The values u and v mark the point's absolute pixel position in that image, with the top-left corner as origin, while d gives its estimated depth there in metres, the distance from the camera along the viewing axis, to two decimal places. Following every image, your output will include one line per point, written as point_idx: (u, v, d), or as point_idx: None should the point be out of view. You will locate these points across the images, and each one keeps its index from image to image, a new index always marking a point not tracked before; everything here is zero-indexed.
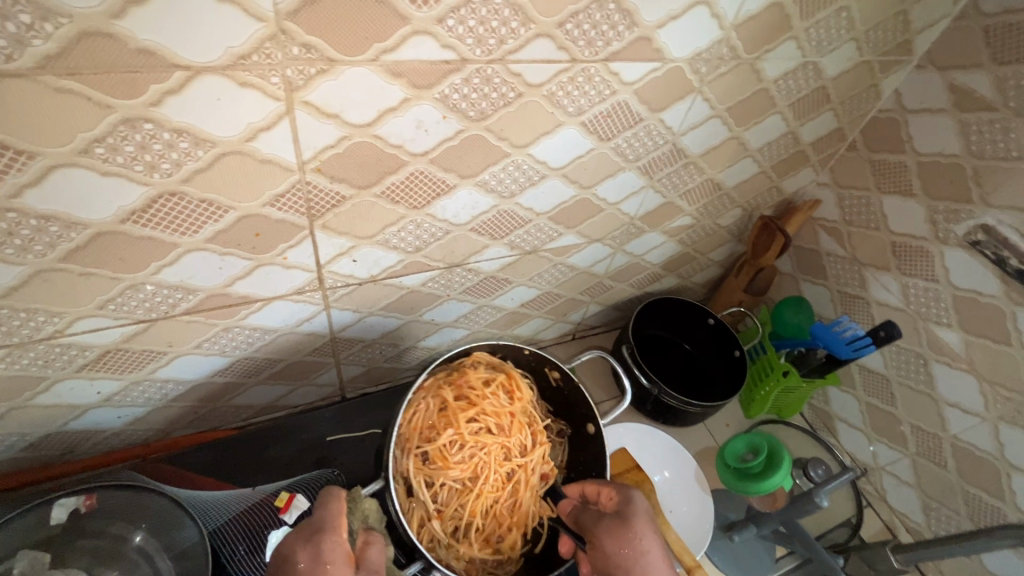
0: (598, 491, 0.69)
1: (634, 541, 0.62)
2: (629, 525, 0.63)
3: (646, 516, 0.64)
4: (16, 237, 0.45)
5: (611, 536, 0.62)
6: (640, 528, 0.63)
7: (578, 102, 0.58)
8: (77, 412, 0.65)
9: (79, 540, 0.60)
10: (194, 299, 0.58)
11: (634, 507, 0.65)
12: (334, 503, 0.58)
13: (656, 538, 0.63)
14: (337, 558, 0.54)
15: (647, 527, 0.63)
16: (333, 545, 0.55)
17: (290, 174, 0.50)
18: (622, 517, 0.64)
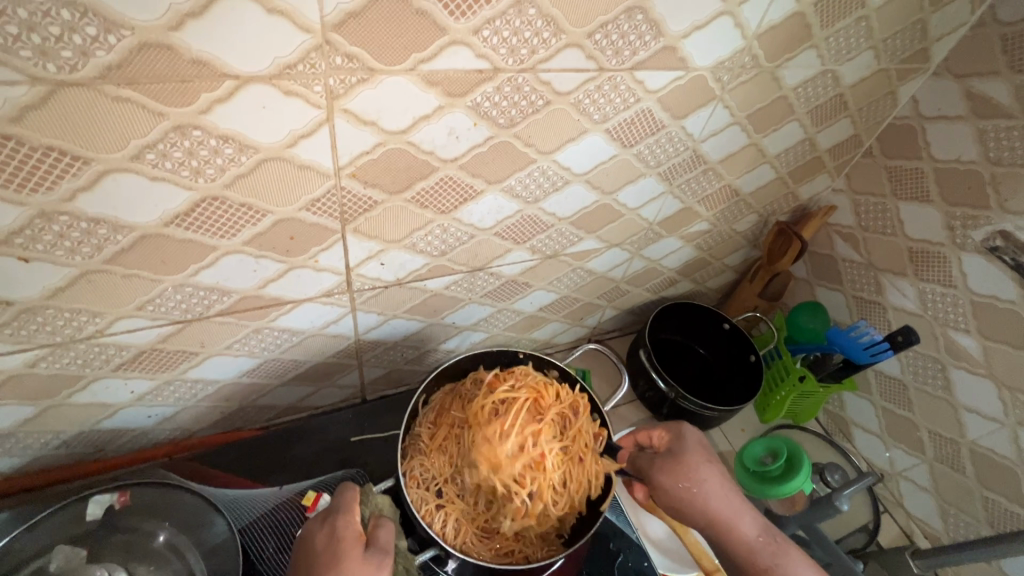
0: (649, 434, 0.73)
1: (692, 476, 0.66)
2: (686, 461, 0.67)
3: (700, 451, 0.68)
4: (66, 239, 0.46)
5: (670, 474, 0.67)
6: (695, 462, 0.67)
7: (603, 109, 0.59)
8: (110, 411, 0.67)
9: (114, 534, 0.61)
10: (228, 300, 0.60)
11: (688, 444, 0.69)
12: (348, 489, 0.61)
13: (713, 468, 0.67)
14: (349, 535, 0.57)
15: (703, 461, 0.67)
16: (343, 523, 0.57)
17: (326, 179, 0.52)
18: (676, 455, 0.68)
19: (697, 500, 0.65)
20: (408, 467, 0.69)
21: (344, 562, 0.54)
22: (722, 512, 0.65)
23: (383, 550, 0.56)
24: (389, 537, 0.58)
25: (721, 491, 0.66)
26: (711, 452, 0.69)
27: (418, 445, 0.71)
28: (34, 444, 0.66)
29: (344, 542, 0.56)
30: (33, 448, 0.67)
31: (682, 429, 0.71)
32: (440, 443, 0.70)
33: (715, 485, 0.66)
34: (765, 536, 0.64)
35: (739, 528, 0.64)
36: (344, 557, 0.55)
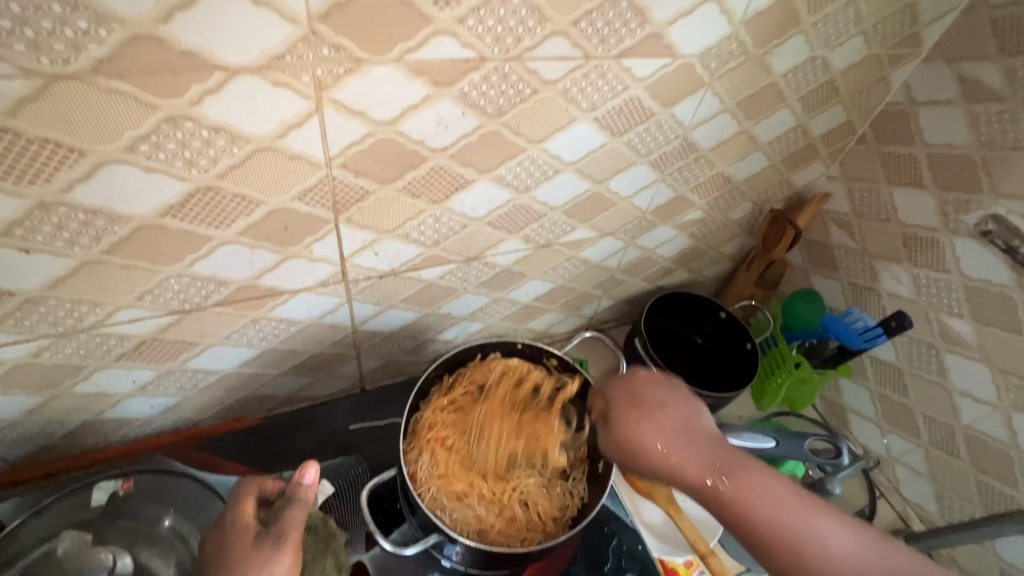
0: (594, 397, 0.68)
1: (625, 437, 0.62)
2: (619, 420, 0.63)
3: (630, 404, 0.63)
4: (64, 231, 0.47)
5: (611, 437, 0.64)
6: (627, 418, 0.63)
7: (591, 98, 0.60)
8: (114, 400, 0.68)
9: (117, 519, 0.62)
10: (225, 290, 0.61)
11: (618, 401, 0.64)
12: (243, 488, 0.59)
13: (643, 420, 0.62)
14: (244, 528, 0.55)
15: (632, 415, 0.62)
16: (237, 518, 0.56)
17: (318, 169, 0.53)
18: (614, 415, 0.64)
19: (639, 459, 0.61)
20: (412, 458, 0.67)
21: (236, 552, 0.52)
22: (666, 462, 0.59)
23: (280, 534, 0.52)
24: (292, 517, 0.53)
25: (661, 441, 0.60)
26: (643, 401, 0.63)
27: (419, 440, 0.68)
28: (40, 434, 0.68)
29: (238, 533, 0.54)
30: (40, 438, 0.68)
31: (616, 382, 0.66)
32: (439, 434, 0.68)
33: (651, 437, 0.61)
34: (719, 475, 0.57)
35: (687, 475, 0.58)
36: (237, 547, 0.53)
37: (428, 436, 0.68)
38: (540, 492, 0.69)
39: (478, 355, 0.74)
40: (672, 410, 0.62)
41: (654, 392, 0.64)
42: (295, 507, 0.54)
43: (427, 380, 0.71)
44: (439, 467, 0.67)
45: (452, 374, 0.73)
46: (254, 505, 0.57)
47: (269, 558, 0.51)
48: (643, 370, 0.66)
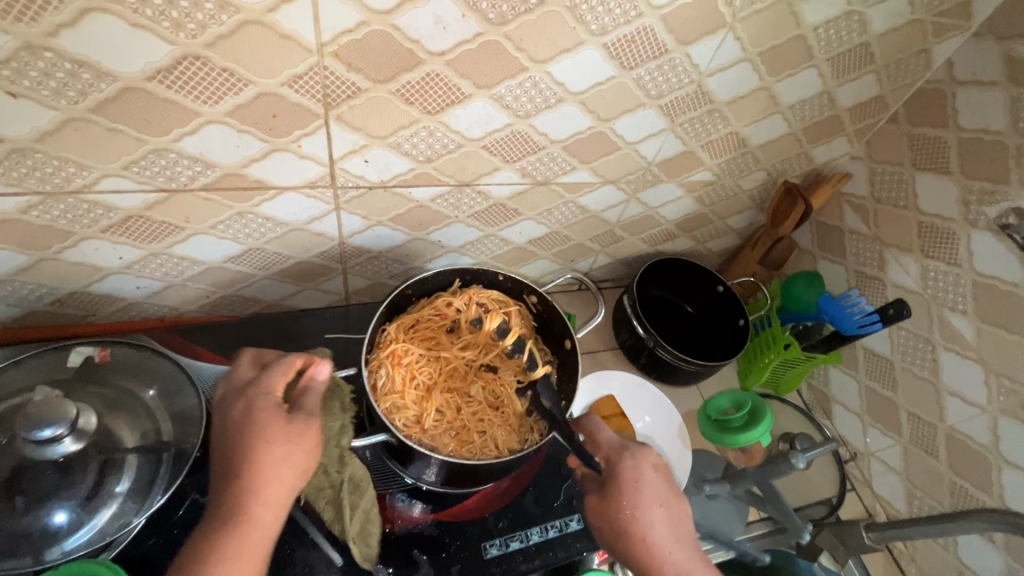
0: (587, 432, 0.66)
1: (613, 512, 0.59)
2: (616, 492, 0.60)
3: (631, 476, 0.61)
4: (51, 79, 0.48)
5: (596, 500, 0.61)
6: (622, 491, 0.60)
7: (601, 20, 0.57)
8: (100, 275, 0.70)
9: (88, 384, 0.64)
10: (212, 175, 0.61)
11: (621, 469, 0.61)
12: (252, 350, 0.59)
13: (637, 495, 0.60)
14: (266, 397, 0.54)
15: (629, 490, 0.60)
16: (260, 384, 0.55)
17: (309, 55, 0.52)
18: (612, 483, 0.61)
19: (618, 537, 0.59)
20: (373, 364, 0.64)
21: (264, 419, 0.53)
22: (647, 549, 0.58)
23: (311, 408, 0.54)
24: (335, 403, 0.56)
25: (652, 533, 0.58)
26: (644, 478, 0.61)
27: (383, 350, 0.65)
28: (28, 297, 0.70)
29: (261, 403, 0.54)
30: (29, 301, 0.71)
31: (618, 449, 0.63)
32: (403, 345, 0.66)
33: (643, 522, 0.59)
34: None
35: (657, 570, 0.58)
36: (264, 416, 0.53)
37: (393, 345, 0.66)
38: (498, 420, 0.67)
39: (457, 280, 0.72)
40: (670, 497, 0.61)
41: (651, 490, 0.60)
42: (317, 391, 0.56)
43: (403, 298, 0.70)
44: (396, 377, 0.65)
45: (429, 296, 0.71)
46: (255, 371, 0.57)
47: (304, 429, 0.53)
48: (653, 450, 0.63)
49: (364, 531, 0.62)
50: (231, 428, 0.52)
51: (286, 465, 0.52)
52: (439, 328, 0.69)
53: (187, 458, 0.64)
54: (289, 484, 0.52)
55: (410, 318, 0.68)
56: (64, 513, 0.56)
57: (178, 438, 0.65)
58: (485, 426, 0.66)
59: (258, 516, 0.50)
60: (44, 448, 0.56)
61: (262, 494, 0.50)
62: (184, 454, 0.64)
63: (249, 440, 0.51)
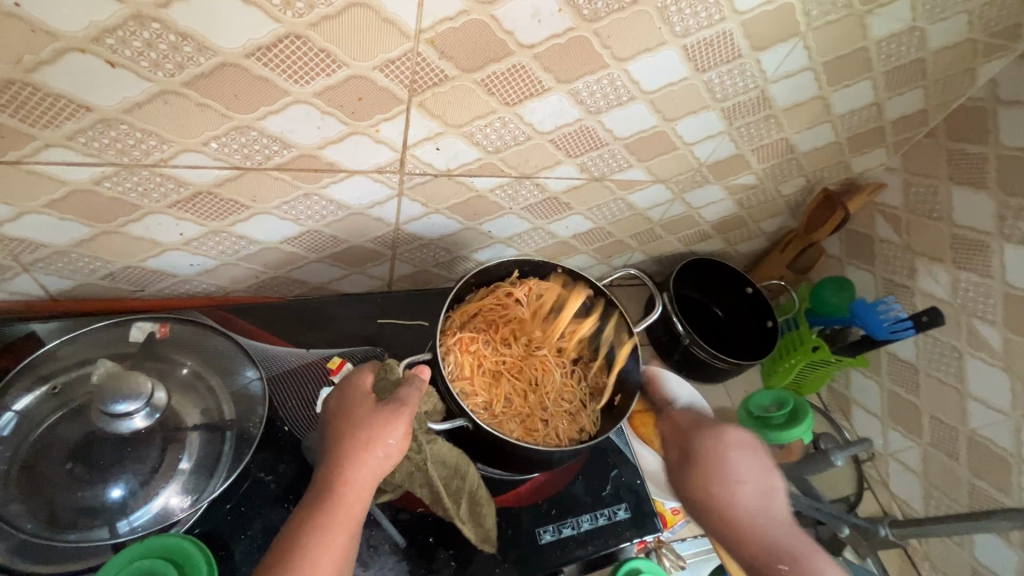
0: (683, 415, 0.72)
1: (702, 487, 0.63)
2: (701, 468, 0.64)
3: (714, 451, 0.65)
4: (153, 50, 0.47)
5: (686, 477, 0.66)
6: (707, 466, 0.64)
7: (685, 22, 0.58)
8: (158, 250, 0.70)
9: (149, 360, 0.64)
10: (288, 155, 0.61)
11: (706, 448, 0.65)
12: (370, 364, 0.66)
13: (723, 468, 0.63)
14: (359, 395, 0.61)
15: (713, 467, 0.64)
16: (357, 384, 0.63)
17: (405, 41, 0.52)
18: (697, 462, 0.65)
19: (709, 515, 0.62)
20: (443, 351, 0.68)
21: (357, 411, 0.59)
22: (731, 526, 0.60)
23: (401, 403, 0.59)
24: (410, 394, 0.60)
25: (733, 509, 0.60)
26: (728, 454, 0.64)
27: (450, 337, 0.69)
28: (83, 270, 0.69)
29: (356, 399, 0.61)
30: (83, 274, 0.70)
31: (699, 429, 0.68)
32: (468, 333, 0.70)
33: (728, 500, 0.61)
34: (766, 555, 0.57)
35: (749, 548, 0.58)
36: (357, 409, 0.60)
37: (459, 333, 0.69)
38: (561, 408, 0.71)
39: (516, 272, 0.73)
40: (760, 476, 0.62)
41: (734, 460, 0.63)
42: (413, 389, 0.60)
43: (464, 287, 0.71)
44: (464, 364, 0.68)
45: (489, 287, 0.73)
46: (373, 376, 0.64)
47: (395, 421, 0.58)
48: (741, 429, 0.66)
49: (472, 511, 0.65)
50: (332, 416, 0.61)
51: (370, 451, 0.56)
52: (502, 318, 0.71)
53: (249, 439, 0.64)
54: (374, 470, 0.56)
55: (473, 307, 0.71)
56: (121, 490, 0.56)
57: (239, 418, 0.65)
58: (549, 413, 0.70)
59: (348, 496, 0.54)
60: (117, 422, 0.56)
61: (350, 476, 0.55)
62: (248, 436, 0.64)
63: (352, 428, 0.58)
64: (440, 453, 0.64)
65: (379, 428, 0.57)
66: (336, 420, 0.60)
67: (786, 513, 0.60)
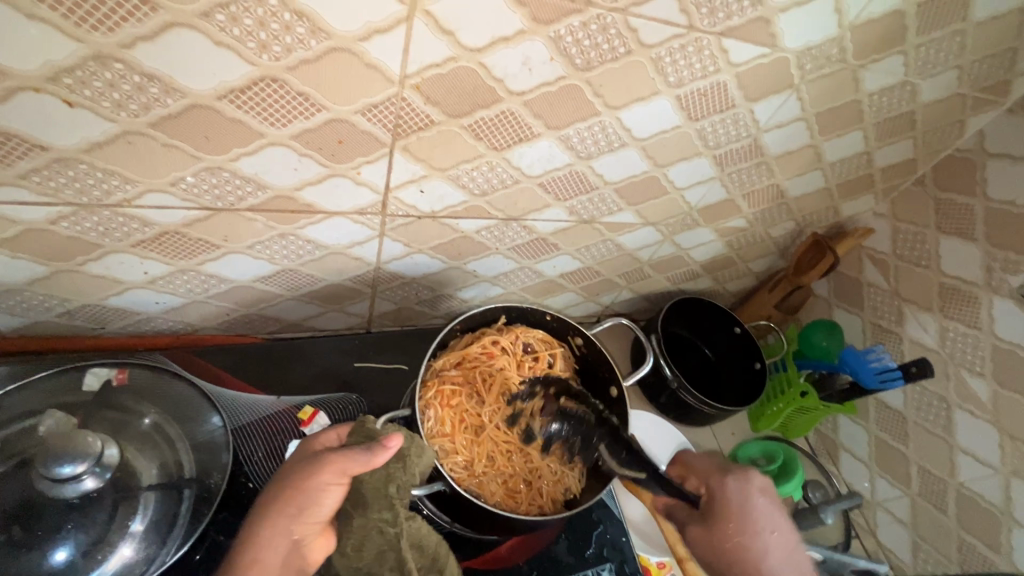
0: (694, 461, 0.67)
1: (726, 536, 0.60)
2: (724, 522, 0.61)
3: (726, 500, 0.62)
4: (116, 91, 0.44)
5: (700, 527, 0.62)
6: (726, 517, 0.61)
7: (680, 73, 0.57)
8: (120, 288, 0.65)
9: (105, 409, 0.60)
10: (262, 196, 0.58)
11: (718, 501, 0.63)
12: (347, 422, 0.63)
13: (743, 519, 0.60)
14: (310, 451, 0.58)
15: (738, 519, 0.60)
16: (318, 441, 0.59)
17: (390, 86, 0.50)
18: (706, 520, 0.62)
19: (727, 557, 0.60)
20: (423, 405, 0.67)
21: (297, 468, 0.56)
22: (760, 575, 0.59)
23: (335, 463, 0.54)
24: (352, 461, 0.54)
25: (766, 558, 0.59)
26: (743, 502, 0.62)
27: (429, 390, 0.68)
28: (37, 308, 0.65)
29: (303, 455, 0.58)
30: (36, 313, 0.65)
31: (718, 473, 0.65)
32: (450, 384, 0.69)
33: (758, 550, 0.60)
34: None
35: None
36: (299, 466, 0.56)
37: (440, 385, 0.69)
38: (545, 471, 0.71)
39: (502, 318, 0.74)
40: (780, 523, 0.61)
41: (754, 503, 0.62)
42: (357, 454, 0.55)
43: (450, 332, 0.72)
44: (444, 419, 0.68)
45: (474, 337, 0.72)
46: (335, 433, 0.60)
47: (311, 477, 0.54)
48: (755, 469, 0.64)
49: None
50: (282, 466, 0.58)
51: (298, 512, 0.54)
52: (487, 373, 0.70)
53: (210, 498, 0.60)
54: (288, 527, 0.54)
55: (457, 360, 0.70)
56: (66, 552, 0.51)
57: (200, 475, 0.61)
58: (532, 477, 0.70)
59: (262, 558, 0.53)
60: (59, 486, 0.51)
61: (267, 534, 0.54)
62: (209, 495, 0.60)
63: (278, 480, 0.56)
64: (418, 533, 0.59)
65: (299, 482, 0.54)
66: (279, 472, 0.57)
67: (804, 556, 0.61)
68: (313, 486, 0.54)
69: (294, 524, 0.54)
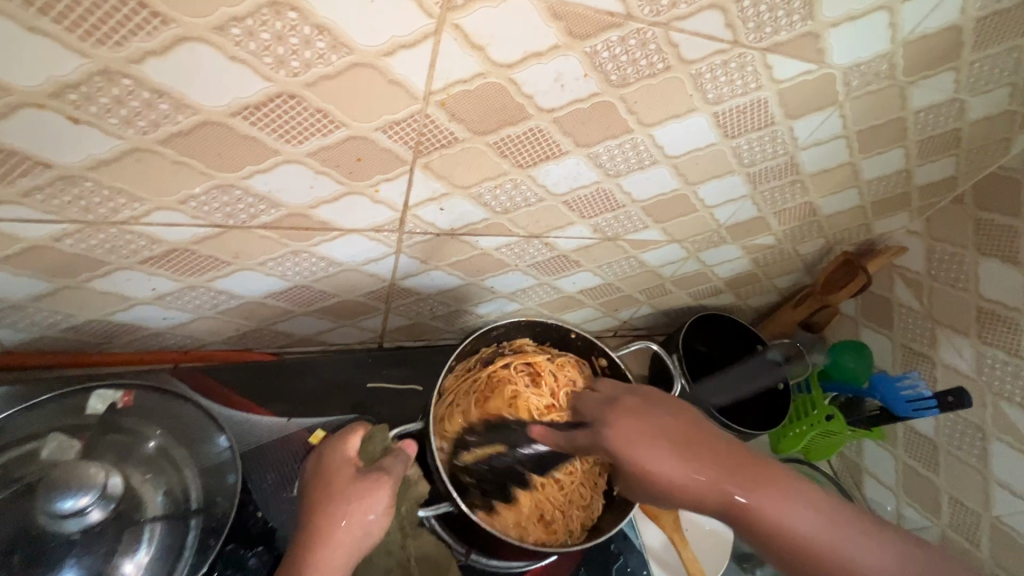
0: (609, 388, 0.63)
1: (680, 482, 0.50)
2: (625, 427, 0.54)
3: (681, 452, 0.50)
4: (123, 107, 0.41)
5: (661, 471, 0.50)
6: (637, 449, 0.52)
7: (720, 89, 0.53)
8: (127, 304, 0.63)
9: (110, 432, 0.57)
10: (275, 214, 0.55)
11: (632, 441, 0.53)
12: (362, 422, 0.62)
13: (697, 454, 0.50)
14: (336, 462, 0.57)
15: (726, 471, 0.48)
16: (337, 449, 0.58)
17: (413, 103, 0.47)
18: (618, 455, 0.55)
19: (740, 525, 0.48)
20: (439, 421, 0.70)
21: (333, 481, 0.55)
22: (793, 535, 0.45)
23: (384, 473, 0.56)
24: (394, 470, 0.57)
25: (756, 494, 0.47)
26: (697, 435, 0.51)
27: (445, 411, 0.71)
28: (41, 323, 0.62)
29: (332, 467, 0.57)
30: (41, 328, 0.63)
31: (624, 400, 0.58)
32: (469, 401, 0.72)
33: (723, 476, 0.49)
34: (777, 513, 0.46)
35: (882, 541, 0.44)
36: (335, 479, 0.55)
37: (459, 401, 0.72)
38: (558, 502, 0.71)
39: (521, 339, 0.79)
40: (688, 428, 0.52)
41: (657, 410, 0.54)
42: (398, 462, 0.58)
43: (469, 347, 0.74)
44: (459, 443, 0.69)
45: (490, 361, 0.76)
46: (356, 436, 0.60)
47: (370, 491, 0.54)
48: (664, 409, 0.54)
49: None
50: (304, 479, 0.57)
51: (353, 528, 0.52)
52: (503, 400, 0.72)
53: (217, 528, 0.57)
54: (349, 540, 0.52)
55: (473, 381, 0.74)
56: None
57: (207, 504, 0.58)
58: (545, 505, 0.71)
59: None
60: (61, 521, 0.49)
61: (323, 553, 0.51)
62: (217, 525, 0.57)
63: (323, 505, 0.53)
64: (423, 549, 0.63)
65: (357, 504, 0.54)
66: (310, 487, 0.56)
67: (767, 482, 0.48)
68: (374, 505, 0.54)
69: (359, 548, 0.53)
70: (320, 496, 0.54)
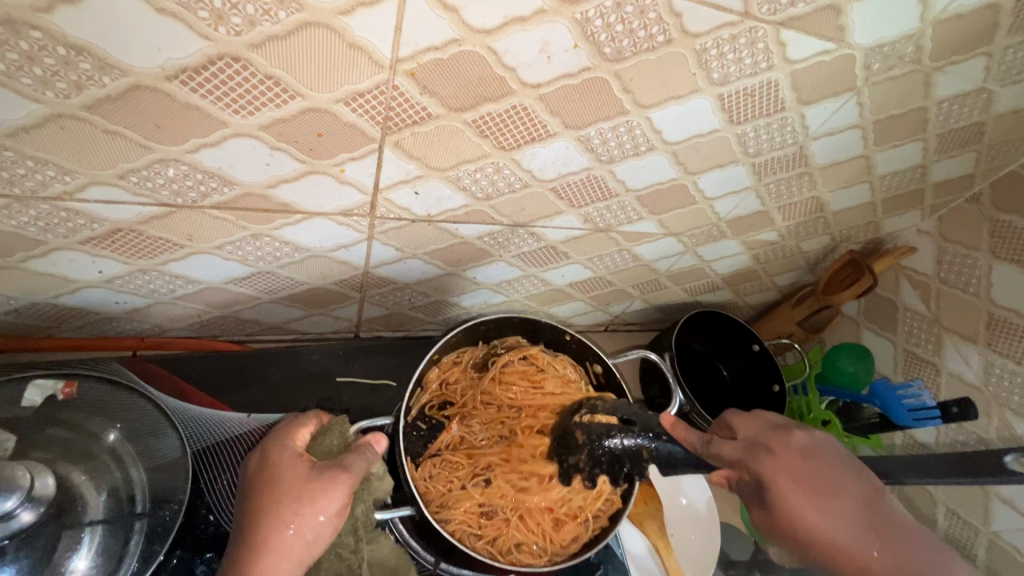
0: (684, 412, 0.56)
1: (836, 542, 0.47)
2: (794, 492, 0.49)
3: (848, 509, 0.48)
4: (37, 65, 0.36)
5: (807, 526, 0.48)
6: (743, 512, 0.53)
7: (726, 69, 0.48)
8: (72, 287, 0.58)
9: (49, 427, 0.52)
10: (229, 193, 0.50)
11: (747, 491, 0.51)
12: (314, 415, 0.58)
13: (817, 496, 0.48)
14: (285, 460, 0.53)
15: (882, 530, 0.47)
16: (288, 445, 0.54)
17: (378, 72, 0.41)
18: (767, 509, 0.50)
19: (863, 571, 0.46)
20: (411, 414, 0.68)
21: (282, 480, 0.51)
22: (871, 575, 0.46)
23: (343, 470, 0.52)
24: (353, 467, 0.52)
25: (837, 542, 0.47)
26: (825, 477, 0.49)
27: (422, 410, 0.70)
28: None
29: (280, 465, 0.52)
30: None
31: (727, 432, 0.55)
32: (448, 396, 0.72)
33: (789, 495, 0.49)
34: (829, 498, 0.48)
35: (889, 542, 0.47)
36: (285, 479, 0.51)
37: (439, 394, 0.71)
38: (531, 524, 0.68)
39: (518, 338, 0.74)
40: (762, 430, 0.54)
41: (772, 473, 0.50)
42: (358, 459, 0.54)
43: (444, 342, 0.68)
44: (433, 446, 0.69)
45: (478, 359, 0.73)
46: (310, 430, 0.56)
47: (325, 493, 0.50)
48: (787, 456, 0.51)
49: None
50: (247, 476, 0.52)
51: (303, 532, 0.49)
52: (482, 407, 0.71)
53: (163, 533, 0.54)
54: (299, 545, 0.49)
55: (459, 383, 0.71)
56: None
57: (154, 507, 0.54)
58: (514, 524, 0.68)
59: None
60: None
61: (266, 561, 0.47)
62: (162, 529, 0.54)
63: (271, 505, 0.49)
64: (379, 554, 0.61)
65: (310, 506, 0.50)
66: (255, 486, 0.51)
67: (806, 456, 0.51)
68: (326, 508, 0.50)
69: (309, 552, 0.50)
70: (267, 498, 0.50)
